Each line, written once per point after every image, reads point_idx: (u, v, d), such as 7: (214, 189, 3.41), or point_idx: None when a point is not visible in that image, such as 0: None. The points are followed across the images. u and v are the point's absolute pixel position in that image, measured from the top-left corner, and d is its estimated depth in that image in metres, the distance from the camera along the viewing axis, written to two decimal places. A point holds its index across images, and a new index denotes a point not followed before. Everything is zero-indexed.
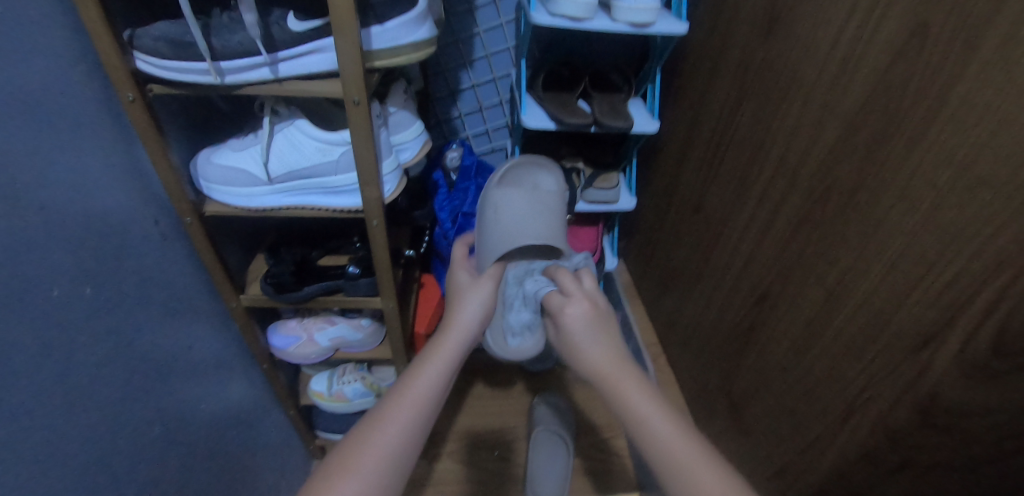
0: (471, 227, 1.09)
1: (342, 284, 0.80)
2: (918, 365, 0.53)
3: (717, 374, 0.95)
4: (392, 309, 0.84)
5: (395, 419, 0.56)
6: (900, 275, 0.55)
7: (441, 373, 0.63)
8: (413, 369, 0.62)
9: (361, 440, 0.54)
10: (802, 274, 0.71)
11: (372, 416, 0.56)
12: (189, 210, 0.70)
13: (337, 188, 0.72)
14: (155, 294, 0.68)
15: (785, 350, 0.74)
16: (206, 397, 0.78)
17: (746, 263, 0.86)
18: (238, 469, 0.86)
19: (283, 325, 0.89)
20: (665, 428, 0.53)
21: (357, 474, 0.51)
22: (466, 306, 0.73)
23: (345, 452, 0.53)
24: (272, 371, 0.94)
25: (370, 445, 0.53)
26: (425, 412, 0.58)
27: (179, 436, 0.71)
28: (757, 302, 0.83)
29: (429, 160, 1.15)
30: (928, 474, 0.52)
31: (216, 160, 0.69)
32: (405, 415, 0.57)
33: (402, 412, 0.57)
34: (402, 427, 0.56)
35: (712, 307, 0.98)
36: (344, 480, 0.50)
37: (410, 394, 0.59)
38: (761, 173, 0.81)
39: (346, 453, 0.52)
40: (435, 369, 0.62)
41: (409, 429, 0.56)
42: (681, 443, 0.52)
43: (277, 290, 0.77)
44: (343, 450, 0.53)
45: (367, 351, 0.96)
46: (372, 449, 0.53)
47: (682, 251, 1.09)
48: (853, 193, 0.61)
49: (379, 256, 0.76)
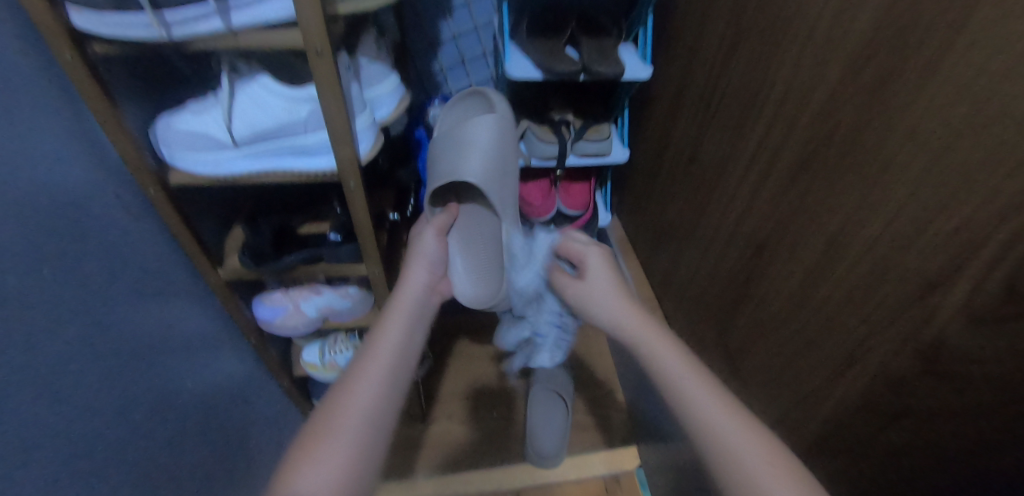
0: None
1: (324, 252, 0.77)
2: (922, 313, 0.51)
3: (713, 328, 0.95)
4: (379, 275, 0.81)
5: (364, 377, 0.57)
6: (906, 221, 0.52)
7: (401, 328, 0.65)
8: (375, 330, 0.64)
9: (335, 404, 0.54)
10: (801, 223, 0.69)
11: (343, 382, 0.56)
12: (152, 182, 0.65)
13: (309, 149, 0.67)
14: (126, 273, 0.64)
15: (783, 302, 0.73)
16: (194, 375, 0.76)
17: (743, 214, 0.83)
18: (236, 442, 0.86)
19: (268, 297, 0.87)
20: (757, 455, 0.51)
21: (336, 436, 0.51)
22: (417, 268, 0.76)
23: (320, 416, 0.53)
24: (262, 345, 0.92)
25: (344, 406, 0.53)
26: (395, 366, 0.60)
27: (169, 417, 0.69)
28: (754, 254, 0.81)
29: (410, 118, 1.10)
30: (928, 421, 0.52)
31: (176, 125, 0.64)
32: (375, 371, 0.58)
33: (373, 368, 0.58)
34: (373, 382, 0.56)
35: (707, 260, 0.96)
36: (322, 444, 0.50)
37: (376, 352, 0.60)
38: (758, 119, 0.77)
39: (323, 417, 0.53)
40: (397, 326, 0.65)
41: (379, 384, 0.57)
42: (742, 429, 0.53)
43: (256, 261, 0.74)
44: (319, 416, 0.53)
45: (358, 320, 0.94)
46: (346, 409, 0.53)
47: (676, 205, 1.06)
48: (857, 136, 0.58)
49: (360, 220, 0.72)
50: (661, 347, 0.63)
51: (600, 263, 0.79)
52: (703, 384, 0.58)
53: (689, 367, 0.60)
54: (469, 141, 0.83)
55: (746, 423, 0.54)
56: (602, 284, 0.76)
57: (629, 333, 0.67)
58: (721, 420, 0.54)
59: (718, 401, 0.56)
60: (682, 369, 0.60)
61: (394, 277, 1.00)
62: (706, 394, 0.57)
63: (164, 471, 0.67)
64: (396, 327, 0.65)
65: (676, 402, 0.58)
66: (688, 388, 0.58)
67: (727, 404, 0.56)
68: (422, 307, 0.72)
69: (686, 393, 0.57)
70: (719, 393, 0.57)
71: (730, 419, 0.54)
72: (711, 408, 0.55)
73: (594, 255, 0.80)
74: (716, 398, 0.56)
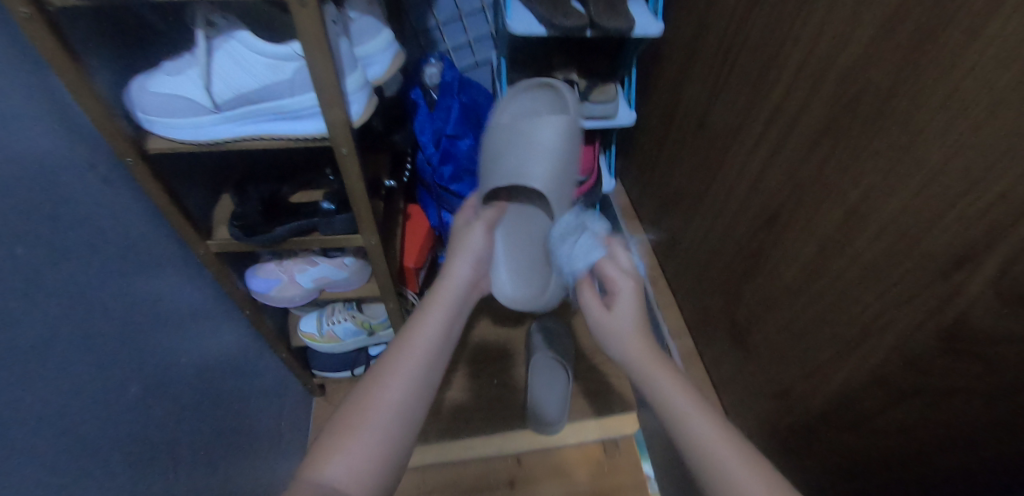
0: (457, 151, 1.00)
1: (317, 222, 0.74)
2: (947, 290, 0.49)
3: (718, 299, 0.93)
4: (375, 246, 0.78)
5: (398, 373, 0.55)
6: (937, 193, 0.49)
7: (441, 321, 0.62)
8: (414, 321, 0.61)
9: (365, 399, 0.53)
10: (819, 194, 0.65)
11: (375, 375, 0.55)
12: (129, 150, 0.61)
13: (295, 112, 0.62)
14: (107, 247, 0.60)
15: (795, 274, 0.71)
16: (188, 351, 0.74)
17: (756, 183, 0.79)
18: (234, 414, 0.85)
19: (261, 268, 0.84)
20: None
21: (363, 432, 0.50)
22: (463, 257, 0.71)
23: (351, 409, 0.52)
24: (257, 317, 0.90)
25: (377, 403, 0.52)
26: (432, 364, 0.57)
27: (167, 392, 0.68)
28: (766, 225, 0.78)
29: (405, 78, 1.03)
30: (942, 400, 0.50)
31: (150, 86, 0.59)
32: (413, 367, 0.56)
33: (409, 364, 0.56)
34: (407, 382, 0.55)
35: (715, 229, 0.93)
36: (351, 438, 0.49)
37: (414, 347, 0.58)
38: (778, 81, 0.72)
39: (354, 411, 0.52)
40: (436, 320, 0.62)
41: (415, 381, 0.55)
42: (729, 446, 0.52)
43: (247, 233, 0.70)
44: (349, 408, 0.52)
45: (355, 291, 0.92)
46: (379, 405, 0.52)
47: (684, 172, 1.02)
48: (888, 100, 0.54)
49: (353, 188, 0.68)
50: (662, 368, 0.61)
51: (627, 300, 0.69)
52: (705, 416, 0.55)
53: (692, 401, 0.56)
54: (535, 145, 0.82)
55: (750, 458, 0.50)
56: (625, 321, 0.67)
57: (635, 354, 0.64)
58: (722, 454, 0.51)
59: (722, 440, 0.52)
60: (689, 401, 0.56)
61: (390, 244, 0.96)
62: (711, 425, 0.54)
63: (163, 447, 0.66)
64: (434, 319, 0.62)
65: (686, 438, 0.54)
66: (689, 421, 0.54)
67: (732, 439, 0.52)
68: (466, 299, 0.68)
69: (683, 418, 0.55)
70: (719, 429, 0.53)
71: (726, 450, 0.51)
72: (712, 443, 0.52)
73: (624, 290, 0.70)
74: (717, 431, 0.53)
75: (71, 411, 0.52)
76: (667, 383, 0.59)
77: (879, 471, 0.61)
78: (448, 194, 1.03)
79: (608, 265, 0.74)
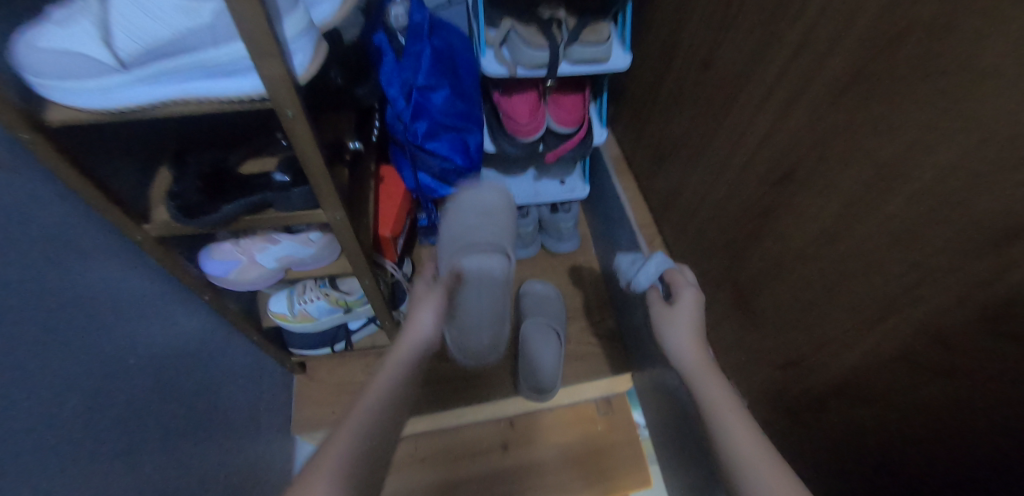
0: (430, 104, 0.88)
1: (270, 197, 0.64)
2: (996, 263, 0.42)
3: (722, 258, 0.87)
4: (343, 222, 0.68)
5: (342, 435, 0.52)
6: (989, 150, 0.41)
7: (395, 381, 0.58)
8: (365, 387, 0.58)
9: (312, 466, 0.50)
10: (847, 147, 0.57)
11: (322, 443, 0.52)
12: (22, 123, 0.48)
13: (223, 67, 0.50)
14: (16, 242, 0.50)
15: (813, 236, 0.64)
16: (141, 354, 0.67)
17: (770, 133, 0.71)
18: (197, 405, 0.79)
19: (215, 250, 0.74)
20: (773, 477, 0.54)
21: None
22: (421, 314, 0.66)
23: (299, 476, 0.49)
24: (220, 301, 0.81)
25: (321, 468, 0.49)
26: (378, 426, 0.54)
27: (119, 405, 0.62)
28: (779, 181, 0.70)
29: (366, 19, 0.90)
30: (980, 384, 0.45)
31: (31, 40, 0.46)
32: (355, 424, 0.53)
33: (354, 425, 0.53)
34: (348, 442, 0.51)
35: (720, 184, 0.85)
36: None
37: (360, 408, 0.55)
38: (798, 12, 0.61)
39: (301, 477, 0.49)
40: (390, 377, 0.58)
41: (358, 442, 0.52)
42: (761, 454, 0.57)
43: (188, 216, 0.61)
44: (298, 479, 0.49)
45: (326, 267, 0.83)
46: (324, 469, 0.49)
47: (685, 119, 0.93)
48: (934, 37, 0.44)
49: (310, 157, 0.58)
50: (701, 363, 0.71)
51: (689, 300, 0.77)
52: (738, 413, 0.63)
53: (725, 397, 0.65)
54: (487, 221, 0.84)
55: (765, 444, 0.58)
56: (685, 315, 0.76)
57: (690, 363, 0.71)
58: (743, 443, 0.59)
59: (744, 425, 0.61)
60: (722, 389, 0.66)
61: (362, 214, 0.87)
62: (742, 421, 0.62)
63: (110, 457, 0.60)
64: (387, 375, 0.59)
65: (717, 420, 0.63)
66: (706, 390, 0.67)
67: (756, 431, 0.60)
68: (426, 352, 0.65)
69: (718, 411, 0.64)
70: (749, 426, 0.61)
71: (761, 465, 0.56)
72: (738, 431, 0.61)
73: (686, 293, 0.79)
74: (749, 431, 0.60)
75: (4, 457, 0.46)
76: (709, 384, 0.68)
77: (875, 449, 0.61)
78: (423, 154, 0.92)
79: (676, 276, 0.82)
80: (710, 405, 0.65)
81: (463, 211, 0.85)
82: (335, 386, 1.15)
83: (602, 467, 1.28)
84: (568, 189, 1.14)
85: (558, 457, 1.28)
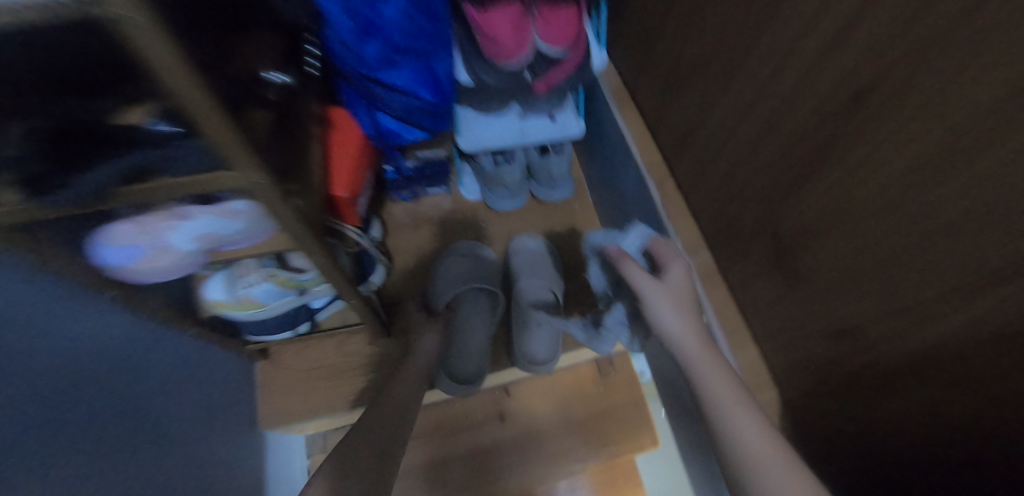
0: (382, 20, 0.76)
1: (146, 156, 0.45)
2: None
3: (760, 206, 0.70)
4: (257, 184, 0.48)
5: None
6: None
7: None
8: None
9: None
10: (954, 45, 0.38)
11: None
12: None
13: None
14: None
15: (891, 177, 0.47)
16: (37, 387, 0.51)
17: (828, 36, 0.51)
18: (123, 428, 0.62)
19: (108, 233, 0.56)
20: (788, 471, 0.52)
21: None
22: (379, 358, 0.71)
23: None
24: (135, 297, 0.63)
25: None
26: None
27: (32, 461, 0.48)
28: (844, 104, 0.51)
29: None
30: None
31: None
32: None
33: None
34: None
35: (758, 111, 0.66)
36: None
37: None
38: None
39: None
40: None
41: None
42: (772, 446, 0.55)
43: (30, 193, 0.43)
44: None
45: (263, 246, 0.64)
46: None
47: (710, 27, 0.71)
48: None
49: (178, 91, 0.37)
50: (694, 341, 0.68)
51: (679, 276, 0.76)
52: (741, 399, 0.61)
53: (725, 379, 0.63)
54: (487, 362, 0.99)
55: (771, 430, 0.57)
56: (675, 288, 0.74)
57: (684, 342, 0.69)
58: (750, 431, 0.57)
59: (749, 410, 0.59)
60: (720, 371, 0.64)
61: (308, 171, 0.66)
62: (743, 403, 0.60)
63: None
64: None
65: (724, 408, 0.60)
66: (710, 375, 0.63)
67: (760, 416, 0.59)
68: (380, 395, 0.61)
69: (719, 397, 0.61)
70: (754, 412, 0.59)
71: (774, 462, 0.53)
72: (744, 417, 0.58)
73: (675, 267, 0.77)
74: (754, 416, 0.59)
75: None
76: (708, 364, 0.65)
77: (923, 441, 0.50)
78: None
79: (663, 249, 0.81)
80: (715, 394, 0.62)
81: (467, 357, 0.96)
82: (307, 369, 1.01)
83: (605, 430, 1.20)
84: (559, 125, 0.95)
85: (559, 423, 1.19)
